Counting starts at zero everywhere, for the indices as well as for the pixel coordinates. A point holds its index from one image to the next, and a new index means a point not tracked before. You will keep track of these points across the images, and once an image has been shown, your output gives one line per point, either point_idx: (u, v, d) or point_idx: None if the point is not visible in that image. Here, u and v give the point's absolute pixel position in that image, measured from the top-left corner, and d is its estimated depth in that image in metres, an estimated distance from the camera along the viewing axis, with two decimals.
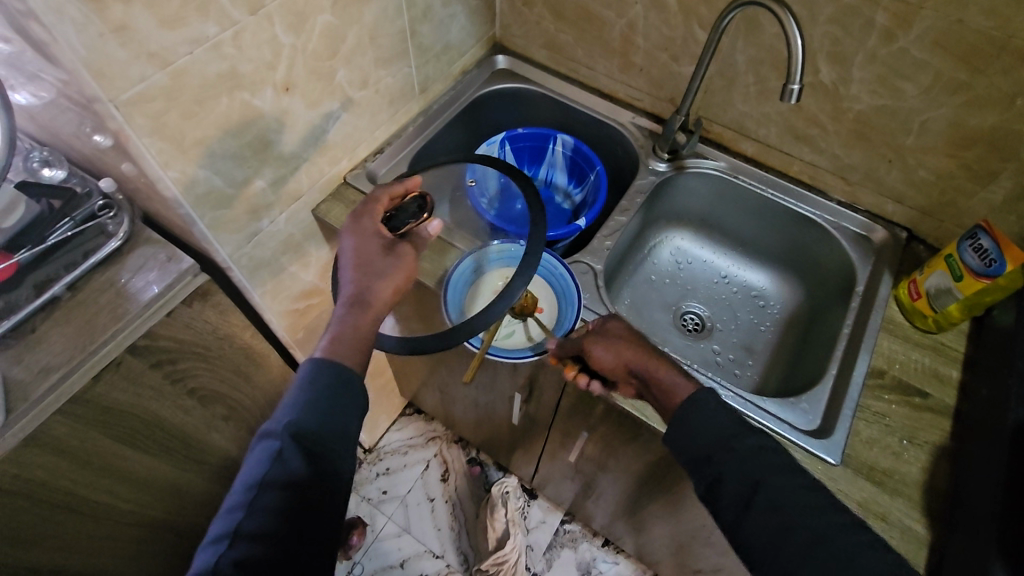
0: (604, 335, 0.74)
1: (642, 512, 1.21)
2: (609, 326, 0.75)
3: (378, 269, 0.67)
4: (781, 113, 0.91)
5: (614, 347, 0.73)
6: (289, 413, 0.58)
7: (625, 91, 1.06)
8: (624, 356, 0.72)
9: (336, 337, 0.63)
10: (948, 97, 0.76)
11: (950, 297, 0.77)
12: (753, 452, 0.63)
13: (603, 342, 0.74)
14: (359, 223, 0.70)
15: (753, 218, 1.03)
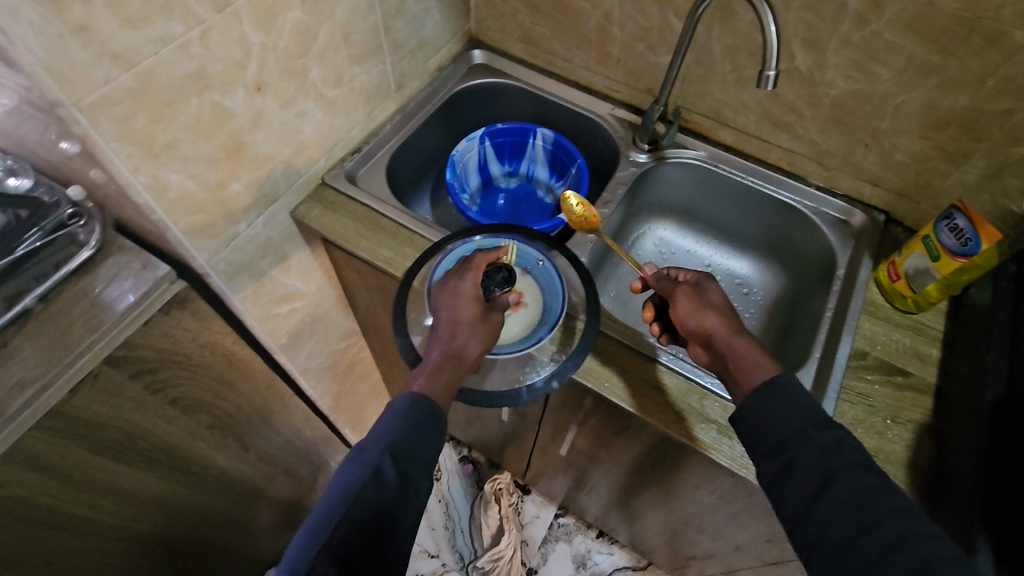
0: (707, 293, 0.75)
1: (635, 502, 1.21)
2: (710, 288, 0.76)
3: (475, 331, 0.72)
4: (758, 101, 0.91)
5: (706, 307, 0.73)
6: (389, 434, 0.63)
7: (603, 83, 1.06)
8: (714, 317, 0.72)
9: (433, 379, 0.68)
10: (921, 79, 0.77)
11: (928, 277, 0.78)
12: (801, 442, 0.61)
13: (700, 298, 0.74)
14: (461, 283, 0.75)
15: (734, 206, 1.03)
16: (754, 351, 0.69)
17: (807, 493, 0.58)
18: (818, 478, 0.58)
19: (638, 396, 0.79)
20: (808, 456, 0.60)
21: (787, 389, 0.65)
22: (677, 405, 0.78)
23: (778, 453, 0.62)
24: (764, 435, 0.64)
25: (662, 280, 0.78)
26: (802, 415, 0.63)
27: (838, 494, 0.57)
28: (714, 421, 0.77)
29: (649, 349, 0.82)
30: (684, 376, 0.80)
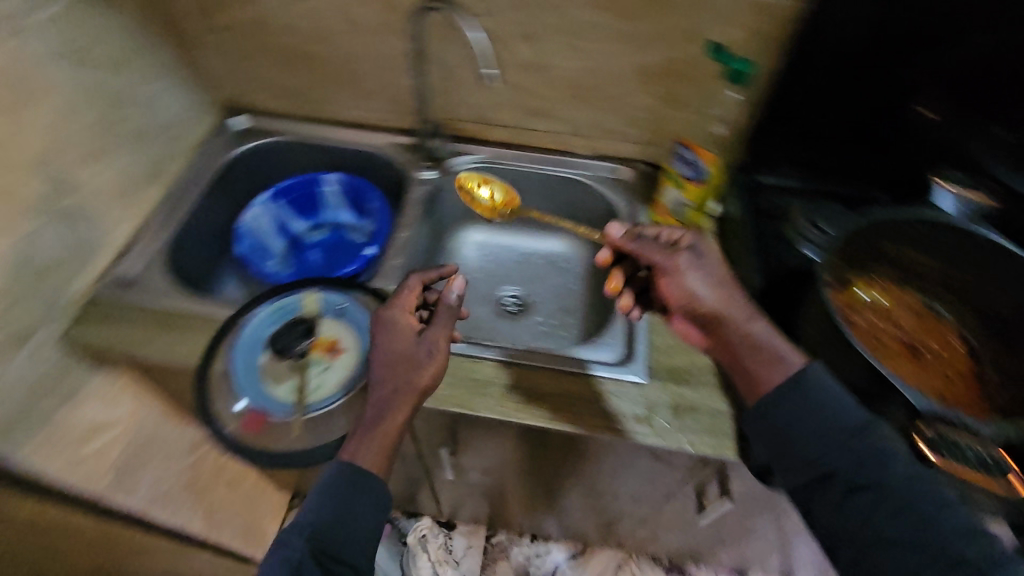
0: (709, 267, 0.70)
1: (542, 495, 1.24)
2: (713, 265, 0.70)
3: (416, 358, 0.66)
4: (507, 96, 0.99)
5: (711, 282, 0.69)
6: (308, 511, 0.59)
7: (371, 116, 1.08)
8: (719, 296, 0.67)
9: (362, 437, 0.62)
10: (622, 47, 0.87)
11: (683, 206, 0.91)
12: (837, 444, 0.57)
13: (703, 273, 0.69)
14: (388, 315, 0.69)
15: (528, 193, 1.10)
16: (772, 334, 0.64)
17: (836, 493, 0.56)
18: (852, 475, 0.56)
19: (474, 398, 0.78)
20: (843, 463, 0.57)
21: (811, 392, 0.59)
22: (513, 392, 0.78)
23: (810, 464, 0.58)
24: (787, 450, 0.59)
25: (654, 250, 0.73)
26: (829, 420, 0.58)
27: (866, 494, 0.55)
28: (549, 394, 0.78)
29: (473, 350, 0.81)
30: (513, 363, 0.80)
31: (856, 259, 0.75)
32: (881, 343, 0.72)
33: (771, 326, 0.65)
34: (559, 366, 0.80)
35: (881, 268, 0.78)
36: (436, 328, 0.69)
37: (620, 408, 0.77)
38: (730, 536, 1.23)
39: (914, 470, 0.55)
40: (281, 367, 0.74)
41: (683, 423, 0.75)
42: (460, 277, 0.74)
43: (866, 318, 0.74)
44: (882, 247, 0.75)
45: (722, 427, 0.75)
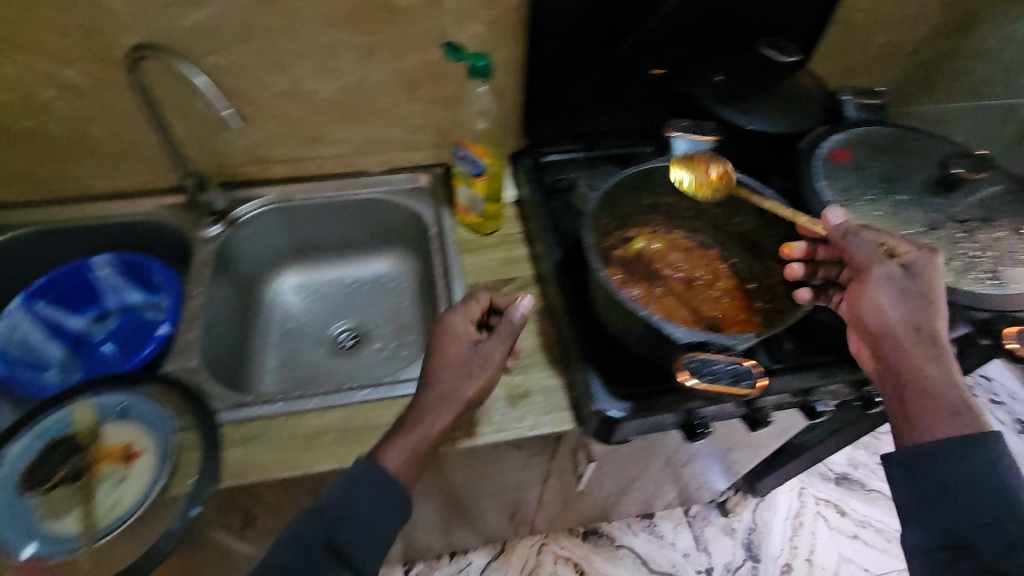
0: (913, 275, 0.61)
1: (438, 514, 1.22)
2: (926, 277, 0.60)
3: (470, 368, 0.67)
4: (275, 131, 0.93)
5: (907, 301, 0.60)
6: (332, 501, 0.59)
7: (130, 182, 0.96)
8: (909, 321, 0.59)
9: (414, 447, 0.63)
10: (374, 60, 0.85)
11: (478, 201, 0.92)
12: (974, 510, 0.52)
13: (897, 291, 0.60)
14: (450, 321, 0.71)
15: (332, 223, 1.06)
16: (952, 382, 0.57)
17: (984, 554, 0.50)
18: (964, 494, 0.53)
19: (304, 454, 0.73)
20: (987, 540, 0.51)
21: (975, 456, 0.54)
22: (347, 434, 0.75)
23: (947, 528, 0.53)
24: (946, 512, 0.54)
25: (860, 249, 0.63)
26: (999, 499, 0.52)
27: (1007, 564, 0.49)
28: (385, 425, 0.76)
29: (297, 404, 0.77)
30: (341, 405, 0.77)
31: (618, 214, 0.77)
32: (655, 286, 0.75)
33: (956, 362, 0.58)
34: (391, 394, 0.78)
35: (647, 216, 0.80)
36: (488, 346, 0.69)
37: (458, 415, 0.77)
38: (619, 489, 1.30)
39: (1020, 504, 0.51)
40: (60, 496, 0.66)
41: (521, 408, 0.77)
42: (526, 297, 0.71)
43: (637, 264, 0.77)
44: (640, 198, 0.77)
45: (559, 401, 0.78)
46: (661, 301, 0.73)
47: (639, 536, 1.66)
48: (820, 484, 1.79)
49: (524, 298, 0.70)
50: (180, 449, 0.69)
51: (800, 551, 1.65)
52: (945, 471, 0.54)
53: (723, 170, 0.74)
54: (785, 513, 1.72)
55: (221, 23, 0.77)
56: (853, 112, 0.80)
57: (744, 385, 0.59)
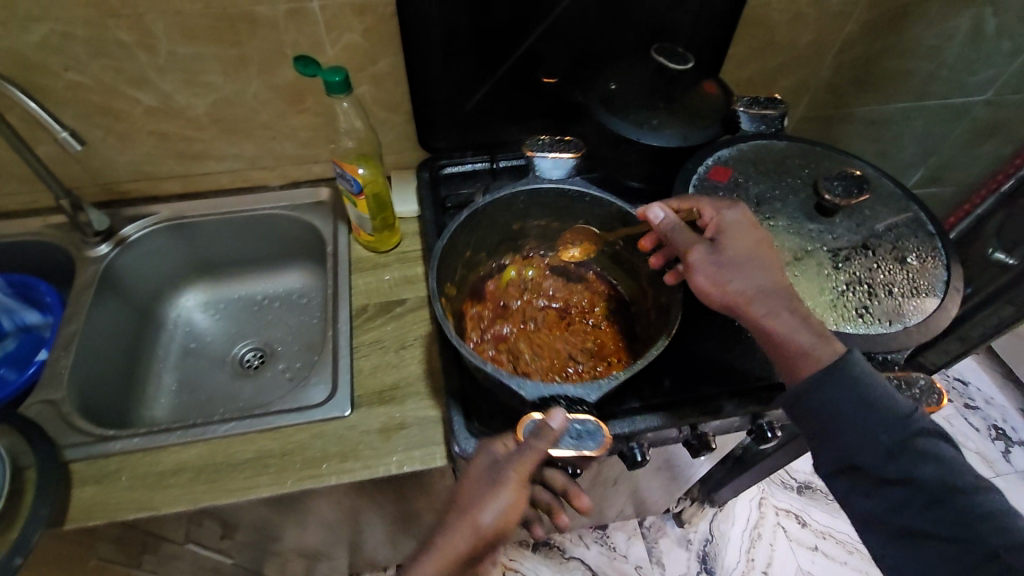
0: (727, 239, 0.59)
1: (362, 547, 1.14)
2: (739, 237, 0.59)
3: (477, 501, 0.53)
4: (157, 147, 0.89)
5: (732, 268, 0.57)
6: None
7: (14, 203, 0.93)
8: (743, 285, 0.57)
9: None
10: (246, 73, 0.81)
11: (365, 220, 0.86)
12: (870, 444, 0.52)
13: (720, 262, 0.58)
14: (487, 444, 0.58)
15: (233, 239, 1.01)
16: (802, 321, 0.55)
17: (875, 466, 0.51)
18: (866, 435, 0.52)
19: (155, 494, 0.69)
20: (874, 453, 0.52)
21: (849, 377, 0.53)
22: (204, 472, 0.71)
23: (846, 457, 0.53)
24: (836, 438, 0.53)
25: (678, 238, 0.60)
26: (875, 412, 0.52)
27: (896, 471, 0.51)
28: (245, 462, 0.72)
29: (155, 440, 0.73)
30: (201, 440, 0.73)
31: (486, 244, 0.78)
32: (527, 321, 0.77)
33: (796, 299, 0.56)
34: (256, 427, 0.74)
35: (522, 241, 0.82)
36: (513, 469, 0.54)
37: (325, 450, 0.73)
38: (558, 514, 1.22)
39: (912, 427, 0.51)
40: None
41: (392, 443, 0.73)
42: (561, 419, 0.54)
43: (509, 294, 0.79)
44: (509, 224, 0.78)
45: (433, 436, 0.74)
46: (530, 336, 0.75)
47: (590, 548, 1.47)
48: (782, 491, 1.57)
49: (557, 420, 0.54)
50: (19, 491, 0.66)
51: (757, 565, 1.44)
52: (838, 414, 0.53)
53: (583, 190, 0.71)
54: (743, 524, 1.50)
55: (72, 39, 0.74)
56: (747, 125, 0.75)
57: (586, 449, 0.53)
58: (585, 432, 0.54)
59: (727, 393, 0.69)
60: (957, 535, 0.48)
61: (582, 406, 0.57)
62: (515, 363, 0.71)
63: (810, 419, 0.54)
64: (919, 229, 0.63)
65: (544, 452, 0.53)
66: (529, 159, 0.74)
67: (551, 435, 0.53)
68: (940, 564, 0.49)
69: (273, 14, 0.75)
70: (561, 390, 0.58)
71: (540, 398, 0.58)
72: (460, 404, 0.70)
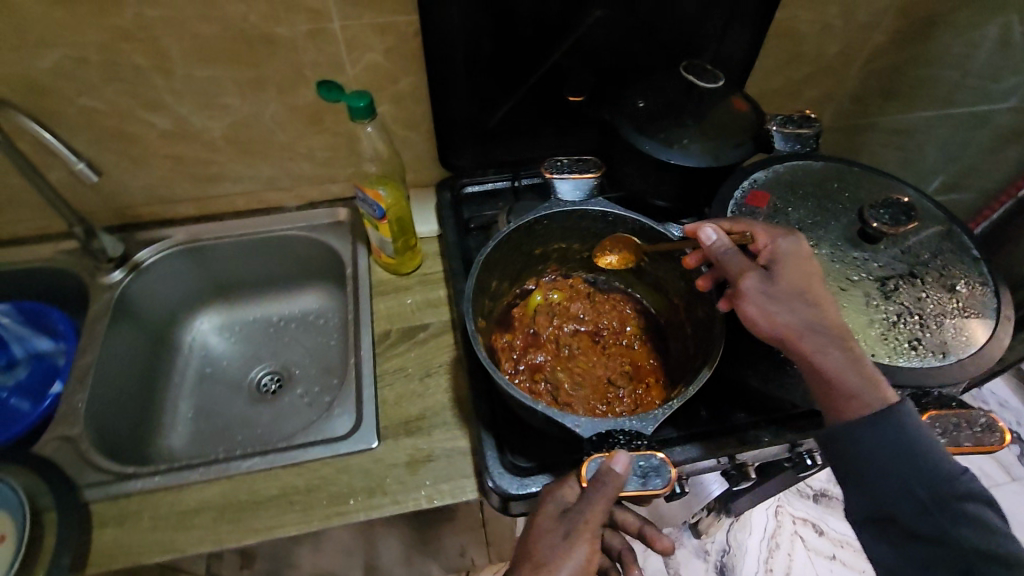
0: (779, 271, 0.57)
1: None
2: (792, 270, 0.56)
3: (549, 554, 0.48)
4: (171, 170, 0.87)
5: (783, 301, 0.55)
6: None
7: (24, 228, 0.91)
8: (792, 319, 0.54)
9: None
10: (263, 95, 0.79)
11: (387, 243, 0.84)
12: (902, 495, 0.50)
13: (770, 293, 0.55)
14: (552, 493, 0.54)
15: (249, 261, 0.99)
16: (851, 362, 0.52)
17: (905, 519, 0.50)
18: (899, 485, 0.50)
19: (179, 533, 0.68)
20: (905, 506, 0.50)
21: (890, 427, 0.51)
22: (228, 509, 0.69)
23: (875, 506, 0.52)
24: (868, 485, 0.52)
25: (733, 262, 0.58)
26: (914, 465, 0.50)
27: (927, 527, 0.49)
28: (270, 499, 0.70)
29: (178, 477, 0.71)
30: (224, 476, 0.71)
31: (508, 274, 0.76)
32: (561, 348, 0.74)
33: (846, 339, 0.54)
34: (280, 462, 0.73)
35: (543, 266, 0.80)
36: (584, 517, 0.50)
37: (351, 485, 0.71)
38: None
39: (951, 486, 0.49)
40: None
41: (421, 476, 0.71)
42: (626, 458, 0.51)
43: (540, 319, 0.76)
44: (532, 249, 0.76)
45: (463, 469, 0.72)
46: (568, 365, 0.72)
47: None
48: (799, 500, 1.53)
49: (622, 458, 0.51)
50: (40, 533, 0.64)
51: None
52: (871, 461, 0.52)
53: (607, 210, 0.70)
54: (761, 534, 1.47)
55: (87, 63, 0.72)
56: (781, 144, 0.73)
57: (653, 486, 0.52)
58: (648, 469, 0.52)
59: (767, 422, 0.68)
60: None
61: (642, 440, 0.55)
62: (556, 395, 0.68)
63: (841, 463, 0.54)
64: (964, 254, 0.61)
65: (615, 495, 0.50)
66: (549, 180, 0.73)
67: (618, 475, 0.50)
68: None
69: (293, 35, 0.73)
70: (620, 426, 0.55)
71: (597, 436, 0.55)
72: (493, 435, 0.68)
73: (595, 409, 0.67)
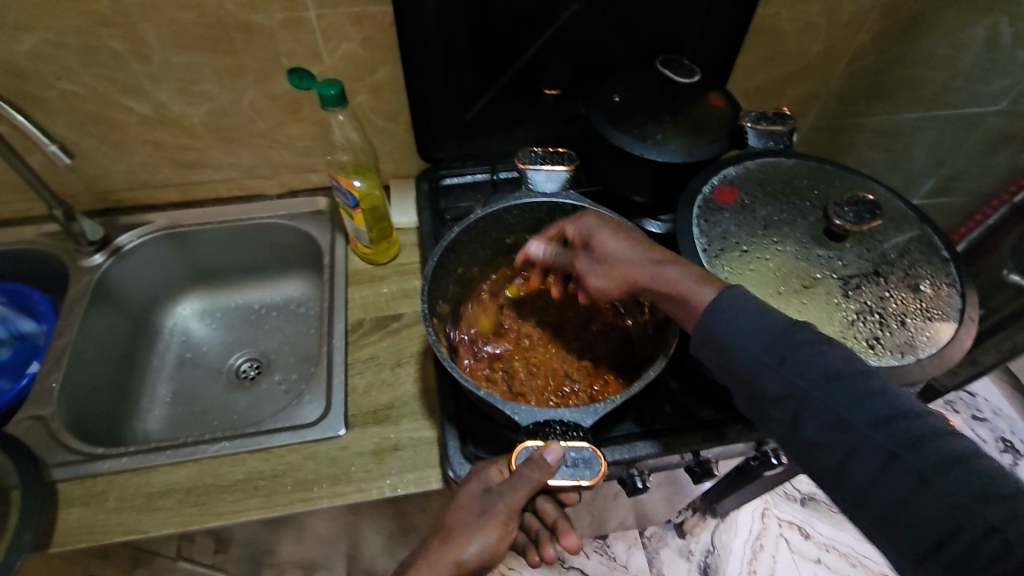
0: (590, 241, 0.63)
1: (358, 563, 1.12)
2: (603, 230, 0.62)
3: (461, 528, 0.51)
4: (152, 155, 0.88)
5: (608, 262, 0.61)
6: None
7: (8, 210, 0.91)
8: (620, 271, 0.60)
9: None
10: (241, 82, 0.79)
11: (362, 232, 0.84)
12: (765, 363, 0.48)
13: (596, 262, 0.62)
14: (481, 470, 0.56)
15: (231, 248, 0.99)
16: (678, 273, 0.56)
17: (764, 388, 0.48)
18: (759, 354, 0.49)
19: (144, 516, 0.68)
20: (760, 373, 0.49)
21: (724, 303, 0.52)
22: (194, 493, 0.70)
23: (752, 387, 0.49)
24: (727, 367, 0.51)
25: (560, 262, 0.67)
26: (762, 326, 0.49)
27: (791, 379, 0.47)
28: (236, 484, 0.71)
29: (146, 460, 0.72)
30: (191, 459, 0.72)
31: (478, 260, 0.77)
32: (522, 338, 0.75)
33: (670, 260, 0.57)
34: (248, 447, 0.73)
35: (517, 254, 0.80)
36: (501, 500, 0.52)
37: (317, 472, 0.71)
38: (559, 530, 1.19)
39: (796, 335, 0.48)
40: None
41: (386, 465, 0.72)
42: (556, 451, 0.52)
43: (506, 312, 0.78)
44: (502, 239, 0.77)
45: (427, 459, 0.72)
46: (525, 355, 0.73)
47: (591, 557, 1.44)
48: (785, 503, 1.51)
49: (553, 450, 0.52)
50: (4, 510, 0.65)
51: None
52: (730, 334, 0.50)
53: (578, 204, 0.70)
54: (745, 535, 1.46)
55: (64, 47, 0.72)
56: (755, 141, 0.72)
57: (580, 479, 0.52)
58: (580, 461, 0.53)
59: (732, 419, 0.68)
60: (847, 438, 0.43)
61: (578, 432, 0.55)
62: (512, 386, 0.69)
63: (715, 352, 0.52)
64: (932, 254, 0.61)
65: (540, 485, 0.51)
66: (522, 171, 0.73)
67: (544, 465, 0.51)
68: (840, 473, 0.44)
69: (269, 23, 0.73)
70: (556, 416, 0.56)
71: (535, 424, 0.56)
72: (456, 424, 0.68)
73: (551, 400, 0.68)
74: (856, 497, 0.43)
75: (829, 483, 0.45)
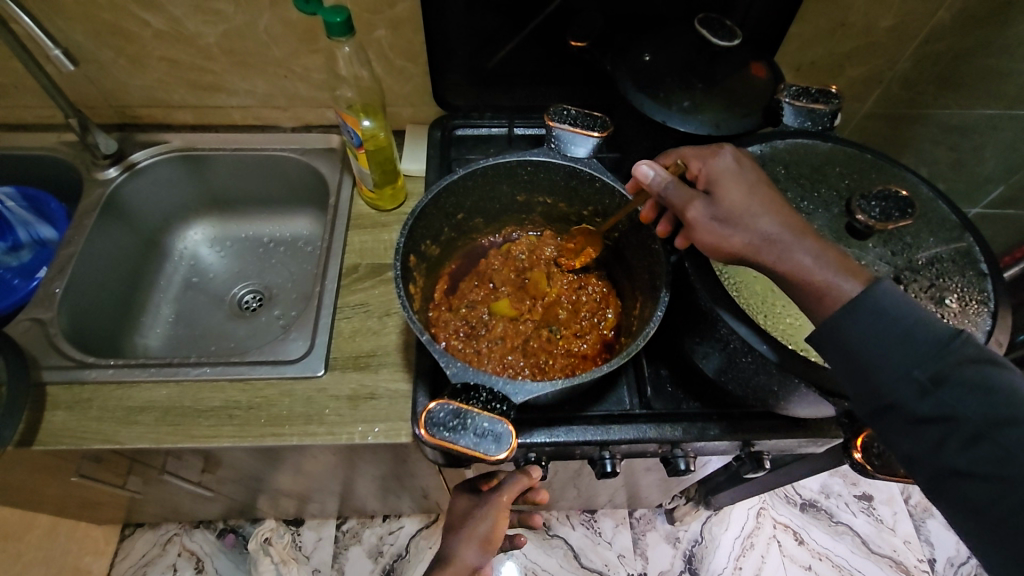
0: (722, 189, 0.54)
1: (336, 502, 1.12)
2: (735, 186, 0.54)
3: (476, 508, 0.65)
4: (168, 74, 0.87)
5: (731, 222, 0.53)
6: None
7: (33, 114, 0.93)
8: (744, 235, 0.52)
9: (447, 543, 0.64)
10: (257, 3, 0.76)
11: (366, 173, 0.82)
12: (919, 380, 0.46)
13: (718, 216, 0.53)
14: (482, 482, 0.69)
15: (243, 177, 0.98)
16: (819, 259, 0.50)
17: (913, 407, 0.46)
18: (915, 373, 0.46)
19: (122, 428, 0.70)
20: (907, 390, 0.46)
21: (880, 298, 0.47)
22: (171, 413, 0.71)
23: (895, 398, 0.47)
24: (863, 377, 0.48)
25: (672, 198, 0.56)
26: (916, 337, 0.46)
27: (944, 404, 0.45)
28: (211, 410, 0.72)
29: (130, 374, 0.74)
30: (173, 380, 0.73)
31: (483, 211, 0.74)
32: (498, 289, 0.74)
33: (807, 238, 0.51)
34: (226, 376, 0.74)
35: (525, 215, 0.77)
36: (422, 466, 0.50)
37: (291, 410, 0.71)
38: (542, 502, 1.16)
39: (957, 355, 0.45)
40: None
41: (358, 411, 0.71)
42: (480, 416, 0.50)
43: (492, 271, 0.75)
44: (514, 195, 0.73)
45: (399, 411, 0.71)
46: (496, 308, 0.71)
47: (576, 529, 1.27)
48: (783, 505, 1.30)
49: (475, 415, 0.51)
50: None
51: None
52: (880, 343, 0.47)
53: (598, 175, 0.66)
54: (737, 531, 1.27)
55: None
56: (790, 119, 0.66)
57: (483, 449, 0.49)
58: (491, 434, 0.50)
59: (717, 415, 0.64)
60: (1000, 470, 0.43)
61: (503, 405, 0.52)
62: (475, 349, 0.68)
63: (853, 356, 0.48)
64: (968, 266, 0.55)
65: (450, 445, 0.50)
66: (548, 129, 0.67)
67: (470, 439, 0.50)
68: (984, 505, 0.43)
69: None
70: (486, 382, 0.53)
71: (462, 385, 0.53)
72: (427, 384, 0.67)
73: (505, 371, 0.66)
74: (1002, 532, 0.42)
75: (972, 512, 0.44)
